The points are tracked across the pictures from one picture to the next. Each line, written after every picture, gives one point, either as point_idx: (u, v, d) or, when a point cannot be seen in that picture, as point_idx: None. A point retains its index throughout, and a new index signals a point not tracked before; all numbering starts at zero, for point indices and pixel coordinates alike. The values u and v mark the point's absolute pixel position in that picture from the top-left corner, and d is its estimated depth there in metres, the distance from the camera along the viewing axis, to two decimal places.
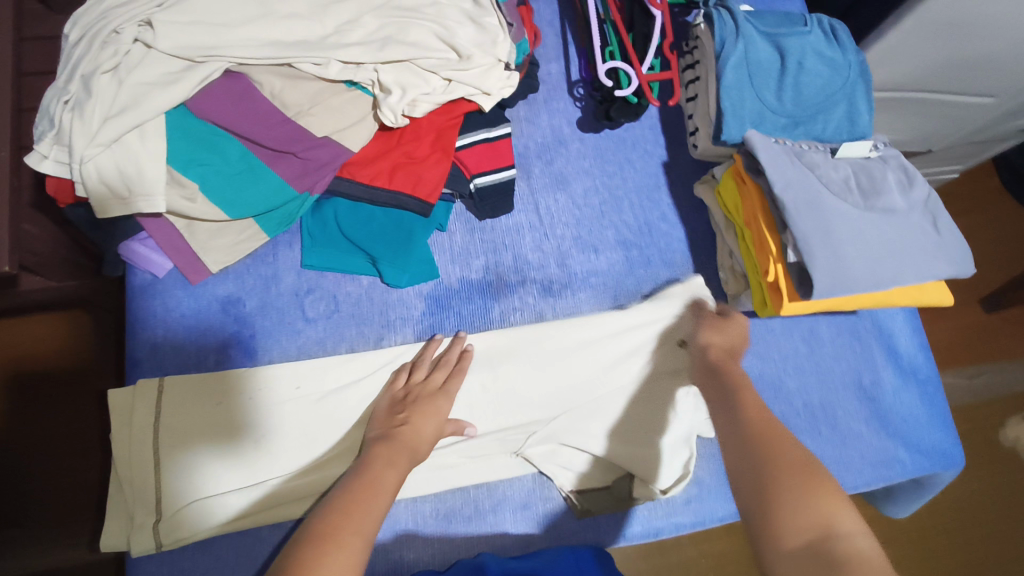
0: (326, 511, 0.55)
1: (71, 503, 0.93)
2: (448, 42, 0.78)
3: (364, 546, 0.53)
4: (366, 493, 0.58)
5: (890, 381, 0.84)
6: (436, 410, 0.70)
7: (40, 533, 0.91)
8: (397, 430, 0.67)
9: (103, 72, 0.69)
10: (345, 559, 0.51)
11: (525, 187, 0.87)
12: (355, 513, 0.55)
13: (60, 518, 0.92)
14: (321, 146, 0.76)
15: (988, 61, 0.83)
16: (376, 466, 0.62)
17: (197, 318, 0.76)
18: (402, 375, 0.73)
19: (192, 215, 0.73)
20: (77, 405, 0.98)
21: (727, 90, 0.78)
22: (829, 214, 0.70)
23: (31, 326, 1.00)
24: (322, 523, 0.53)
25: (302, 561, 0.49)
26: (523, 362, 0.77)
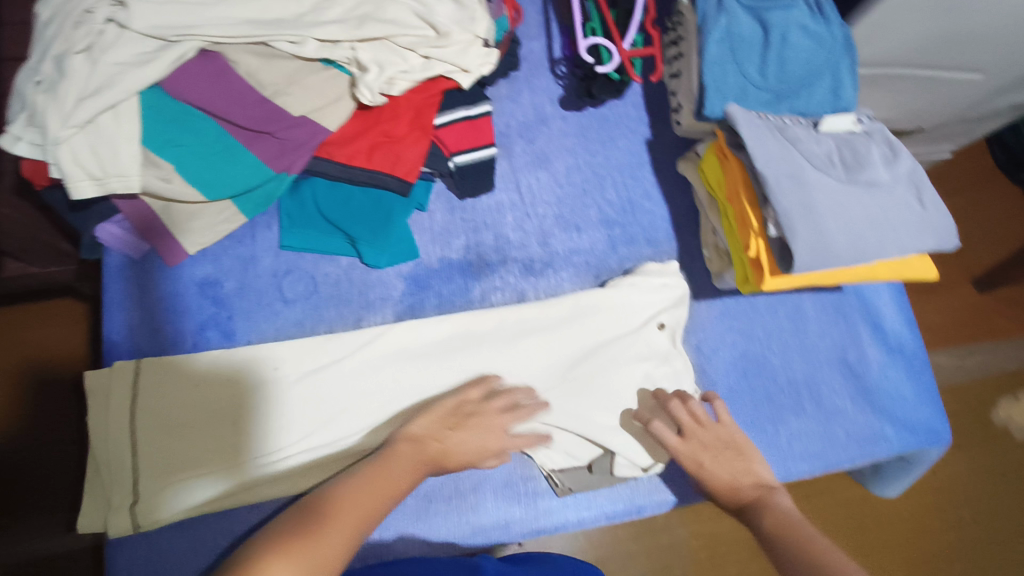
0: (324, 497, 0.58)
1: (47, 493, 0.93)
2: (426, 19, 0.76)
3: (350, 536, 0.55)
4: (366, 488, 0.59)
5: (876, 358, 0.83)
6: (487, 432, 0.68)
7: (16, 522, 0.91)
8: (432, 444, 0.66)
9: (76, 52, 0.67)
10: (325, 547, 0.53)
11: (506, 166, 0.86)
12: (349, 505, 0.57)
13: (39, 506, 0.93)
14: (299, 125, 0.75)
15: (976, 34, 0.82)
16: (391, 462, 0.63)
17: (175, 301, 0.76)
18: (476, 389, 0.71)
19: (169, 195, 0.72)
20: (63, 397, 0.99)
21: (710, 66, 0.77)
22: (812, 187, 0.68)
23: (27, 319, 1.02)
24: (313, 513, 0.55)
25: (282, 541, 0.51)
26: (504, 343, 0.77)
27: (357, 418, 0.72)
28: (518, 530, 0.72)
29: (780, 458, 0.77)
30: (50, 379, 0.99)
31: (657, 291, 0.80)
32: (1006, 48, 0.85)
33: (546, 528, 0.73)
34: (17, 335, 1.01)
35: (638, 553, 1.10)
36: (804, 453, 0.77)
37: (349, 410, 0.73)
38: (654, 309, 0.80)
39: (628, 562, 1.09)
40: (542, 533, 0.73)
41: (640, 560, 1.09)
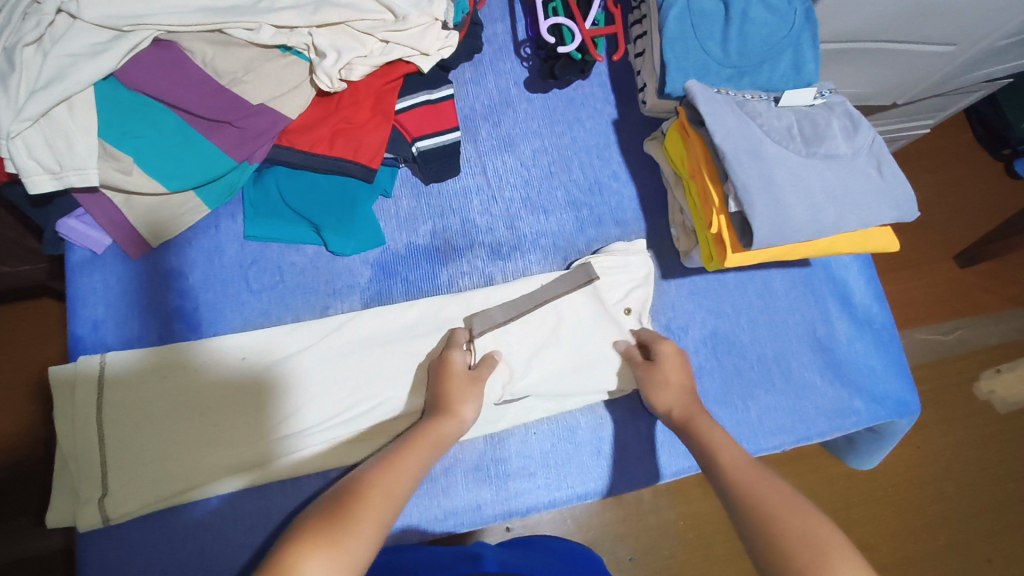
0: (350, 487, 0.55)
1: (17, 495, 0.92)
2: (383, 3, 0.75)
3: (384, 521, 0.53)
4: (390, 476, 0.57)
5: (845, 332, 0.84)
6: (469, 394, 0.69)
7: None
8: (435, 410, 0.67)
9: (27, 44, 0.66)
10: (360, 539, 0.49)
11: (472, 150, 0.86)
12: (378, 490, 0.55)
13: (9, 509, 0.91)
14: (258, 114, 0.75)
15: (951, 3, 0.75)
16: (408, 453, 0.61)
17: (139, 294, 0.75)
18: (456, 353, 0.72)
19: (129, 188, 0.71)
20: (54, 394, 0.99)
21: (670, 42, 0.77)
22: (771, 161, 0.68)
23: (36, 318, 1.03)
24: (355, 485, 0.55)
25: (332, 511, 0.51)
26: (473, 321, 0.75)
27: (331, 404, 0.72)
28: (488, 512, 0.71)
29: (750, 433, 0.77)
30: (35, 382, 0.99)
31: (621, 274, 0.80)
32: (986, 18, 0.79)
33: (518, 509, 0.72)
34: (20, 334, 1.01)
35: (625, 535, 1.10)
36: (774, 428, 0.78)
37: (317, 396, 0.72)
38: (624, 292, 0.80)
39: (616, 544, 1.09)
40: (515, 515, 0.72)
41: (627, 541, 1.10)
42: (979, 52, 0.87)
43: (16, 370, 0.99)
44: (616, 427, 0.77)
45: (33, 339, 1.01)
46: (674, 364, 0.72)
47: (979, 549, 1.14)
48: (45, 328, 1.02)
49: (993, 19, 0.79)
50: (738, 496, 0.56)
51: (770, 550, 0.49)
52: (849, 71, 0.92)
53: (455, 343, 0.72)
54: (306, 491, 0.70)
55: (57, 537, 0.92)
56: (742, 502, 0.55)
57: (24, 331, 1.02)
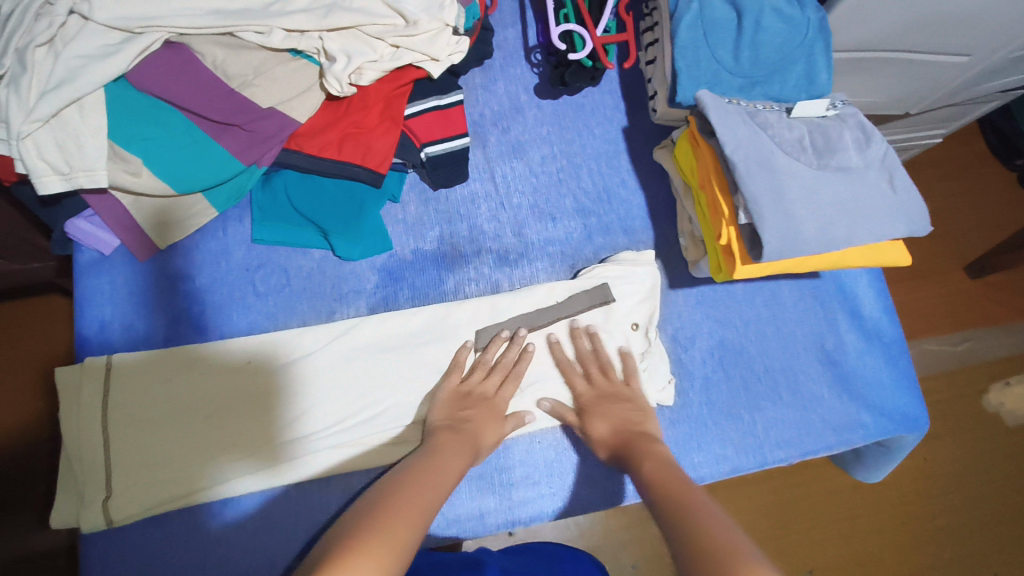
0: (381, 497, 0.54)
1: (21, 491, 0.92)
2: (394, 7, 0.76)
3: (416, 535, 0.50)
4: (420, 487, 0.56)
5: (854, 345, 0.83)
6: (492, 412, 0.70)
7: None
8: (462, 422, 0.68)
9: (39, 45, 0.67)
10: (402, 536, 0.48)
11: (481, 156, 0.86)
12: (409, 502, 0.53)
13: (10, 507, 0.91)
14: (268, 117, 0.75)
15: (966, 15, 0.74)
16: (433, 467, 0.60)
17: (147, 295, 0.75)
18: (455, 373, 0.72)
19: (138, 189, 0.72)
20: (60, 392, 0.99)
21: (682, 50, 0.76)
22: (782, 173, 0.67)
23: (44, 314, 1.03)
24: (388, 495, 0.54)
25: (372, 516, 0.50)
26: (513, 374, 0.73)
27: (334, 409, 0.72)
28: (491, 520, 0.71)
29: (755, 446, 0.76)
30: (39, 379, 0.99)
31: (629, 286, 0.79)
32: (1001, 30, 0.78)
33: (520, 519, 0.72)
34: (26, 331, 1.02)
35: (629, 542, 1.09)
36: (779, 440, 0.77)
37: (321, 403, 0.72)
38: (632, 305, 0.79)
39: (619, 551, 1.09)
40: (518, 524, 0.72)
41: (631, 549, 1.09)
42: (993, 64, 0.86)
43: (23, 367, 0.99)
44: None
45: (39, 336, 1.02)
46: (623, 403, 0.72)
47: (985, 563, 1.13)
48: (51, 325, 1.03)
49: (1011, 31, 0.78)
50: (693, 503, 0.54)
51: (702, 550, 0.47)
52: (863, 81, 0.92)
53: (504, 402, 0.71)
54: (308, 497, 0.70)
55: (56, 535, 0.91)
56: (703, 505, 0.53)
57: (32, 328, 1.02)
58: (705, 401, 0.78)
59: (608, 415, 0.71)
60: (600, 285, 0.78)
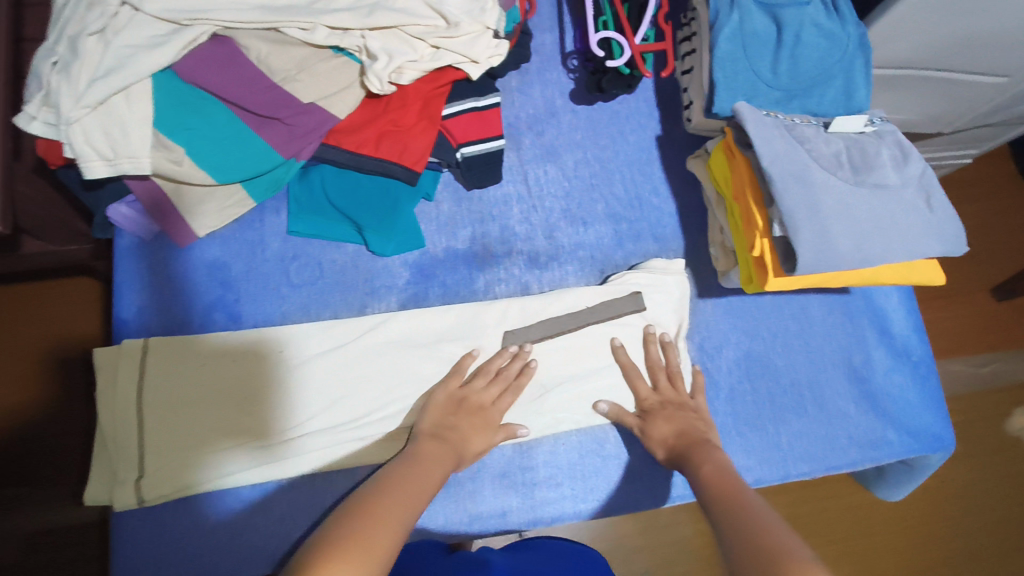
0: (358, 502, 0.55)
1: (57, 465, 0.94)
2: (436, 8, 0.76)
3: (392, 545, 0.51)
4: (398, 493, 0.57)
5: (882, 362, 0.83)
6: (485, 423, 0.70)
7: (20, 492, 0.92)
8: (445, 431, 0.68)
9: (91, 33, 0.69)
10: (377, 548, 0.49)
11: (514, 158, 0.86)
12: (389, 510, 0.54)
13: (47, 479, 0.93)
14: (308, 112, 0.76)
15: (1008, 35, 0.74)
16: (415, 472, 0.61)
17: (185, 282, 0.76)
18: (456, 378, 0.72)
19: (181, 177, 0.74)
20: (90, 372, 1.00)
21: (721, 62, 0.76)
22: (818, 188, 0.67)
23: (61, 296, 1.03)
24: (367, 501, 0.55)
25: (349, 523, 0.51)
26: (513, 387, 0.73)
27: (358, 402, 0.73)
28: (512, 519, 0.72)
29: (780, 459, 0.76)
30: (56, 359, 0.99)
31: (658, 294, 0.79)
32: None
33: (541, 520, 0.72)
34: (44, 311, 1.01)
35: (641, 549, 1.09)
36: (804, 454, 0.77)
37: (350, 396, 0.73)
38: (659, 315, 0.80)
39: (631, 557, 1.09)
40: (540, 524, 0.72)
41: (643, 556, 1.09)
42: None
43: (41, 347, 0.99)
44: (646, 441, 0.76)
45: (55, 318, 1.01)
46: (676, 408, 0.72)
47: None
48: (68, 306, 1.03)
49: None
50: (731, 518, 0.54)
51: (753, 560, 0.47)
52: (899, 96, 0.91)
53: (498, 414, 0.71)
54: (334, 487, 0.71)
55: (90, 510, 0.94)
56: (740, 519, 0.53)
57: (47, 309, 1.02)
58: (730, 412, 0.78)
59: (673, 419, 0.71)
60: (633, 293, 0.79)
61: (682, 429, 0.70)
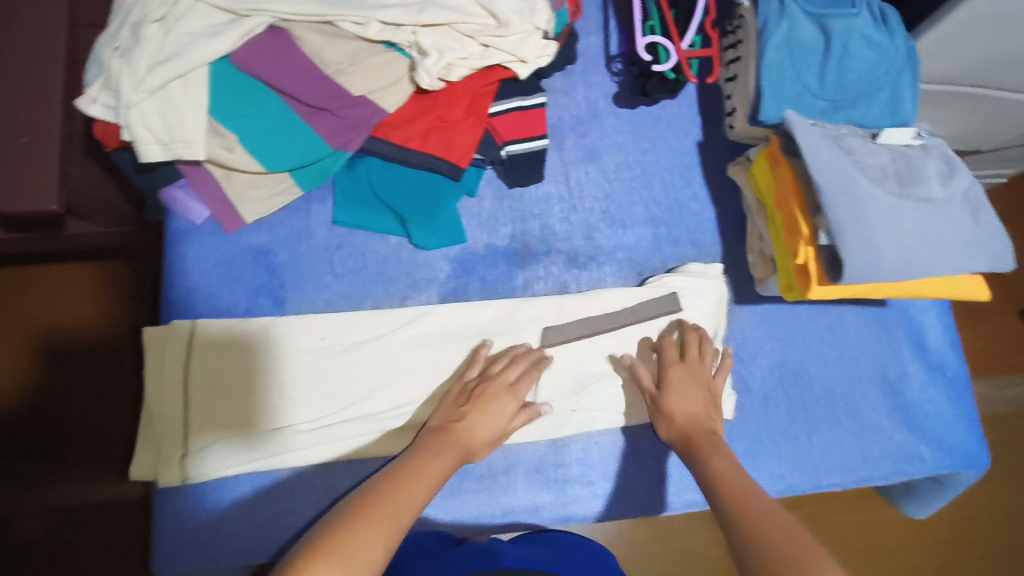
0: (354, 505, 0.57)
1: (109, 440, 0.98)
2: (487, 7, 0.77)
3: (376, 552, 0.52)
4: (395, 492, 0.58)
5: (918, 377, 0.83)
6: (504, 404, 0.70)
7: (74, 467, 0.96)
8: (454, 424, 0.68)
9: (152, 20, 0.71)
10: (356, 557, 0.51)
11: (557, 158, 0.87)
12: (381, 514, 0.55)
13: (99, 454, 0.97)
14: (358, 105, 0.77)
15: None
16: (420, 467, 0.62)
17: (232, 266, 0.78)
18: (474, 366, 0.73)
19: (231, 164, 0.75)
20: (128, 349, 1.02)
21: (767, 71, 0.76)
22: (865, 199, 0.67)
23: (78, 276, 1.03)
24: (361, 503, 0.56)
25: (335, 530, 0.53)
26: (532, 370, 0.73)
27: (385, 391, 0.74)
28: (545, 515, 0.73)
29: (811, 468, 0.77)
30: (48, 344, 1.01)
31: (696, 298, 0.80)
32: None
33: (573, 517, 0.73)
34: (35, 294, 1.02)
35: (658, 554, 1.09)
36: (835, 465, 0.77)
37: (390, 384, 0.74)
38: (696, 320, 0.80)
39: (649, 561, 1.09)
40: (571, 521, 0.73)
41: (660, 561, 1.09)
42: None
43: (61, 329, 1.01)
44: None
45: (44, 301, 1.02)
46: (689, 389, 0.72)
47: None
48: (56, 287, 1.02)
49: None
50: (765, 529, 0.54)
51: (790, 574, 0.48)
52: (941, 110, 0.91)
53: (518, 394, 0.71)
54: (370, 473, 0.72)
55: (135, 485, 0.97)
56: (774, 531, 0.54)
57: (38, 292, 1.02)
58: (763, 419, 0.78)
59: (683, 397, 0.72)
60: (670, 295, 0.78)
61: (698, 416, 0.71)
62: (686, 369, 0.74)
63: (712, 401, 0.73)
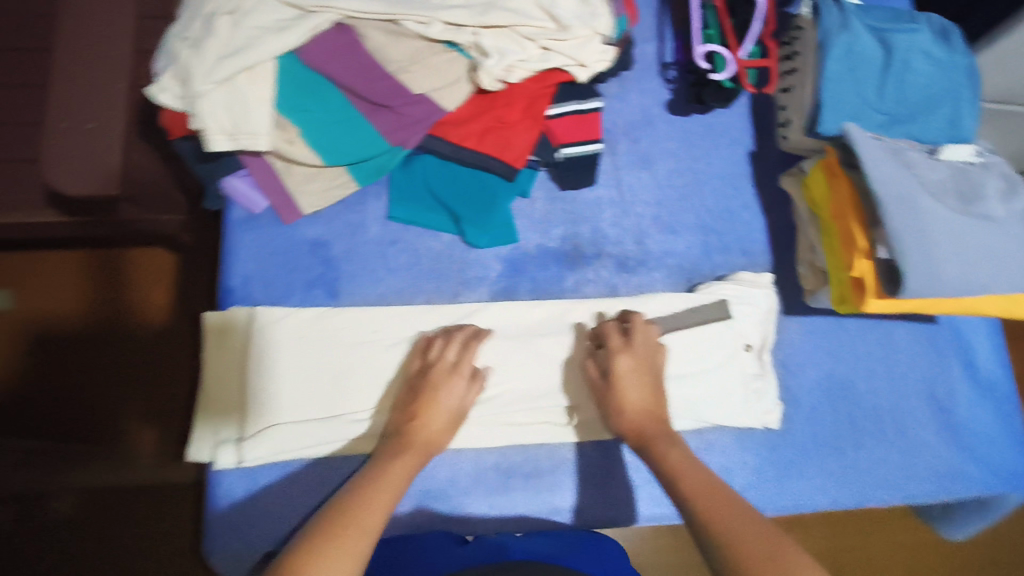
0: (318, 526, 0.58)
1: (167, 426, 1.07)
2: (547, 11, 0.78)
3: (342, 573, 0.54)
4: (360, 509, 0.60)
5: (967, 396, 0.82)
6: (445, 393, 0.70)
7: (134, 452, 1.05)
8: (407, 426, 0.68)
9: (224, 13, 0.73)
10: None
11: (609, 162, 0.88)
12: (343, 535, 0.57)
13: (158, 438, 1.07)
14: (417, 103, 0.78)
15: None
16: (381, 479, 0.64)
17: (288, 257, 0.79)
18: (416, 357, 0.73)
19: (296, 157, 0.78)
20: (174, 338, 1.11)
21: (828, 82, 0.76)
22: (928, 214, 0.67)
23: (79, 261, 1.11)
24: (327, 524, 0.58)
25: (302, 555, 0.55)
26: (467, 348, 0.73)
27: (361, 385, 0.74)
28: (590, 515, 0.74)
29: (856, 483, 0.77)
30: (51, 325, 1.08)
31: (746, 307, 0.80)
32: None
33: (617, 518, 0.74)
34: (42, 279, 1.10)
35: (684, 565, 1.10)
36: (882, 481, 0.78)
37: None
38: (744, 329, 0.80)
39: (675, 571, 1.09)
40: (616, 523, 0.75)
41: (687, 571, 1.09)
42: None
43: (59, 316, 1.09)
44: (724, 452, 0.77)
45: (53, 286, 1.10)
46: (636, 384, 0.71)
47: None
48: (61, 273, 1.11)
49: None
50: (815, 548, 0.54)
51: None
52: (995, 128, 0.91)
53: (459, 377, 0.71)
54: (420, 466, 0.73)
55: (185, 471, 1.06)
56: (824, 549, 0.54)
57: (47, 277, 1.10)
58: (809, 432, 0.78)
59: (627, 390, 0.71)
60: (719, 303, 0.79)
61: (649, 408, 0.70)
62: (632, 358, 0.72)
63: (659, 385, 0.72)
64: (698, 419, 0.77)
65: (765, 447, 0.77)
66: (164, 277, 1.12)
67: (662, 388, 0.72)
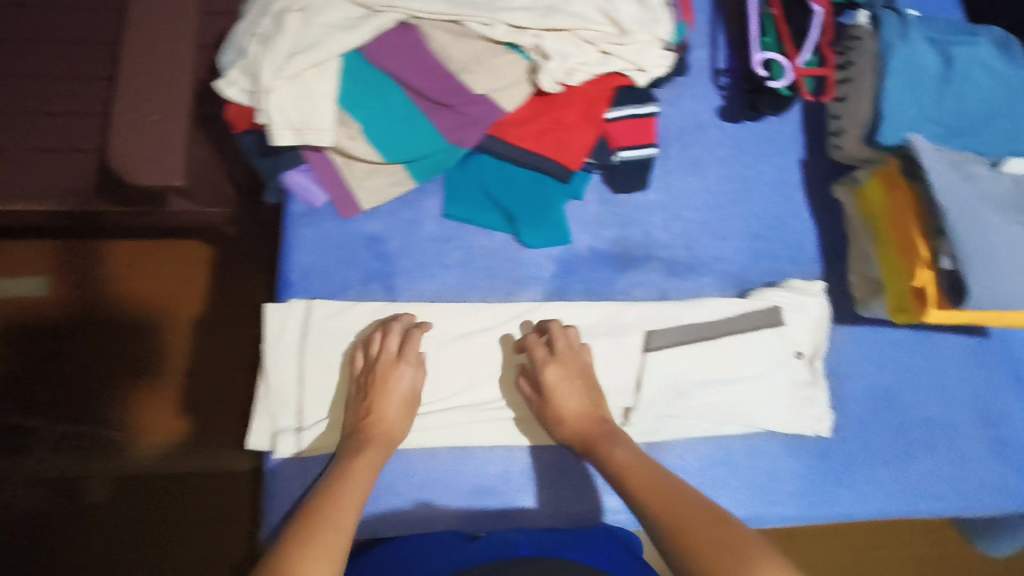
0: (296, 526, 0.60)
1: (225, 414, 1.09)
2: (609, 16, 0.79)
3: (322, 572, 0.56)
4: (332, 507, 0.62)
5: (1018, 412, 0.82)
6: (393, 385, 0.71)
7: (192, 439, 1.08)
8: (366, 420, 0.70)
9: (294, 10, 0.74)
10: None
11: (661, 167, 0.88)
12: (322, 535, 0.59)
13: (216, 426, 1.09)
14: (477, 103, 0.79)
15: None
16: (349, 475, 0.65)
17: (344, 251, 0.80)
18: (359, 354, 0.74)
19: (352, 152, 0.78)
20: (214, 326, 1.12)
21: (890, 93, 0.76)
22: (994, 227, 0.68)
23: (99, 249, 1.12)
24: (304, 525, 0.60)
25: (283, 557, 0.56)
26: (407, 339, 0.74)
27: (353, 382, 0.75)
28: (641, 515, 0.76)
29: (906, 494, 0.77)
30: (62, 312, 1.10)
31: (800, 315, 0.80)
32: None
33: None
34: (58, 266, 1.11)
35: None
36: (932, 492, 0.78)
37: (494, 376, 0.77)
38: (795, 337, 0.80)
39: None
40: None
41: None
42: None
43: (51, 305, 1.10)
44: (773, 458, 0.77)
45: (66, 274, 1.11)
46: (570, 390, 0.73)
47: None
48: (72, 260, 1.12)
49: None
50: None
51: None
52: None
53: (403, 370, 0.72)
54: (476, 461, 0.75)
55: (243, 460, 1.07)
56: None
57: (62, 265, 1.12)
58: (860, 442, 0.79)
59: (565, 397, 0.72)
60: (771, 309, 0.80)
61: (589, 411, 0.73)
62: (560, 365, 0.74)
63: (590, 385, 0.75)
64: (747, 425, 0.77)
65: (815, 454, 0.78)
66: (163, 266, 1.13)
67: (596, 388, 0.75)
